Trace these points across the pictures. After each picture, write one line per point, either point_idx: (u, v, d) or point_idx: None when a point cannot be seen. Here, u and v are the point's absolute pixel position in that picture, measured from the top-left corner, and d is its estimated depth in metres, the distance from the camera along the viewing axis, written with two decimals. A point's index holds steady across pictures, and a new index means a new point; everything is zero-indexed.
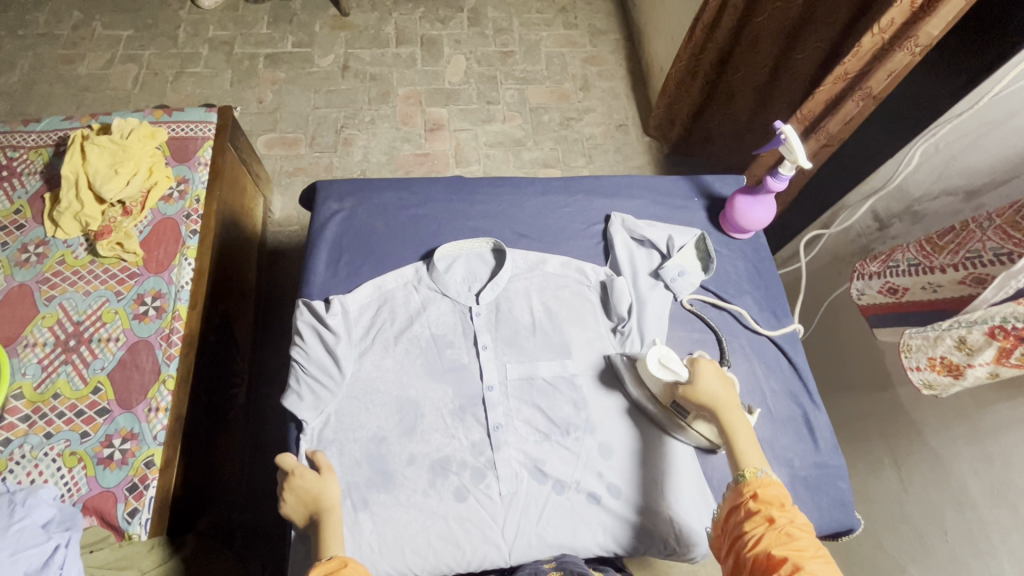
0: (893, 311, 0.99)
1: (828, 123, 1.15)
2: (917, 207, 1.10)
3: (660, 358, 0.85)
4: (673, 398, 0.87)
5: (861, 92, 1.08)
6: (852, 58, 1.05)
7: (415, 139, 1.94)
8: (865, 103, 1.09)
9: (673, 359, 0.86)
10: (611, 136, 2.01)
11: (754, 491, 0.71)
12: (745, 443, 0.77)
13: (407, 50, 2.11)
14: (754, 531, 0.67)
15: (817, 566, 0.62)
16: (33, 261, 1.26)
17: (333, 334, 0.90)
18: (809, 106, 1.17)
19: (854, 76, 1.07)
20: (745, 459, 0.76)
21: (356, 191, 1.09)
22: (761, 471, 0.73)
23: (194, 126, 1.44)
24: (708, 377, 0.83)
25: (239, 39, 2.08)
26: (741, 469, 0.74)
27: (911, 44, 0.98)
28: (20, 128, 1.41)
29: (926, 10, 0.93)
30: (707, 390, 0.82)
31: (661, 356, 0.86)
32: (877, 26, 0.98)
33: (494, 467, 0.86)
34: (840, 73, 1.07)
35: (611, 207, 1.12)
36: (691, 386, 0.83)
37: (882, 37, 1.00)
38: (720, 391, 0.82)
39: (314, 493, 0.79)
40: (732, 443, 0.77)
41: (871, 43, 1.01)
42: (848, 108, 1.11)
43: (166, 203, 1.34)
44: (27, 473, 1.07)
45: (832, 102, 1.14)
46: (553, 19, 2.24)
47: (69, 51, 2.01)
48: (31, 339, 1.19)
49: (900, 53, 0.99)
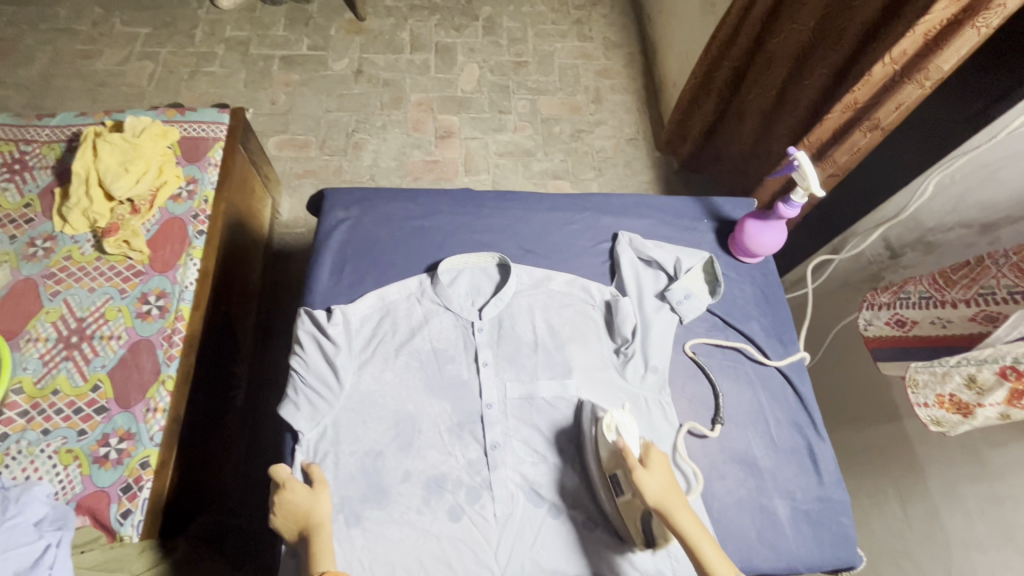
0: (898, 344, 0.98)
1: (836, 153, 1.13)
2: (929, 238, 1.08)
3: (617, 426, 0.81)
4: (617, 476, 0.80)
5: (868, 123, 1.06)
6: (862, 87, 1.03)
7: (425, 146, 1.95)
8: (872, 135, 1.07)
9: (630, 427, 0.82)
10: (621, 150, 2.01)
11: None
12: (709, 546, 0.70)
13: (421, 57, 2.12)
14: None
15: None
16: (40, 256, 1.27)
17: (333, 344, 0.89)
18: (816, 133, 1.15)
19: (864, 105, 1.06)
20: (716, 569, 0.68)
21: (363, 200, 1.08)
22: None
23: (206, 126, 1.44)
24: (659, 468, 0.76)
25: (255, 39, 2.10)
26: None
27: (920, 77, 0.96)
28: (34, 123, 1.42)
29: (937, 43, 0.92)
30: (658, 485, 0.74)
31: (619, 422, 0.82)
32: (888, 56, 0.97)
33: (490, 487, 0.85)
34: (849, 101, 1.06)
35: (618, 226, 1.11)
36: (644, 474, 0.75)
37: (893, 68, 0.99)
38: (671, 486, 0.75)
39: (304, 510, 0.77)
40: (697, 551, 0.69)
41: (882, 74, 1.00)
42: (855, 139, 1.10)
43: (174, 203, 1.34)
44: (23, 468, 1.07)
45: (840, 130, 1.12)
46: (568, 31, 2.24)
47: (88, 47, 2.03)
48: (34, 334, 1.19)
49: (910, 86, 0.98)
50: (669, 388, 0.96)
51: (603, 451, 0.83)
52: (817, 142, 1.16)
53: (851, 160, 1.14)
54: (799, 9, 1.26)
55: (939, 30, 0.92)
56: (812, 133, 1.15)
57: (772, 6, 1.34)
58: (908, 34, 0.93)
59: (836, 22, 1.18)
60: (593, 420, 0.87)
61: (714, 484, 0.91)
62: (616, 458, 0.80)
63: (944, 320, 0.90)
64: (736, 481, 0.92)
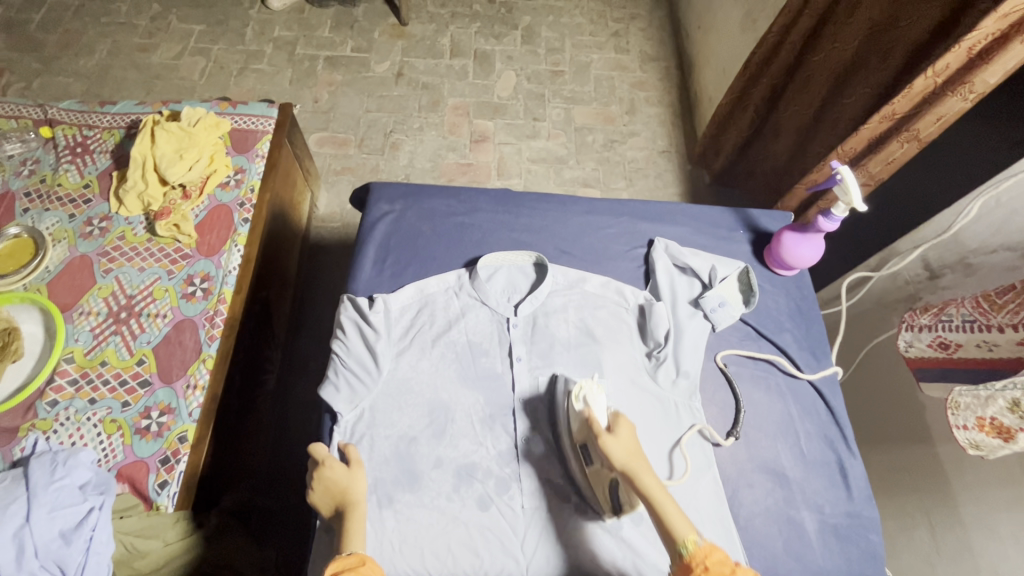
0: (940, 367, 0.99)
1: (870, 162, 1.15)
2: (971, 259, 1.06)
3: (585, 396, 0.83)
4: (587, 443, 0.82)
5: (905, 134, 1.07)
6: (902, 98, 1.04)
7: (460, 149, 1.99)
8: (909, 146, 1.09)
9: (598, 397, 0.84)
10: (653, 162, 2.02)
11: (701, 564, 0.65)
12: (670, 507, 0.71)
13: (460, 62, 2.17)
14: None
15: None
16: (96, 235, 1.33)
17: (374, 330, 0.93)
18: (851, 141, 1.16)
19: (902, 117, 1.07)
20: (677, 528, 0.69)
21: (407, 195, 1.12)
22: (700, 541, 0.68)
23: (255, 119, 1.51)
24: (625, 434, 0.78)
25: (302, 40, 2.18)
26: (679, 540, 0.68)
27: (964, 90, 0.97)
28: (97, 109, 1.50)
29: (982, 58, 0.93)
30: (625, 449, 0.76)
31: (587, 392, 0.84)
32: (931, 68, 0.97)
33: (518, 479, 0.87)
34: (888, 112, 1.07)
35: (655, 232, 1.13)
36: (609, 440, 0.77)
37: (935, 81, 0.99)
38: (636, 451, 0.77)
39: (341, 486, 0.80)
40: (660, 512, 0.71)
41: (923, 86, 1.01)
42: (891, 149, 1.11)
43: (222, 190, 1.40)
44: (69, 435, 1.11)
45: (876, 140, 1.14)
46: (606, 43, 2.27)
47: (146, 41, 2.13)
48: (86, 308, 1.25)
49: (952, 98, 0.99)
50: (700, 394, 0.98)
51: (573, 422, 0.84)
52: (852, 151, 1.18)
53: (884, 170, 1.15)
54: (842, 29, 1.26)
55: (985, 45, 0.92)
56: (847, 141, 1.17)
57: (815, 24, 1.35)
58: (954, 48, 0.94)
59: (880, 42, 1.17)
60: (564, 393, 0.89)
61: (741, 493, 0.91)
62: (585, 426, 0.81)
63: (989, 343, 0.90)
64: (764, 491, 0.92)
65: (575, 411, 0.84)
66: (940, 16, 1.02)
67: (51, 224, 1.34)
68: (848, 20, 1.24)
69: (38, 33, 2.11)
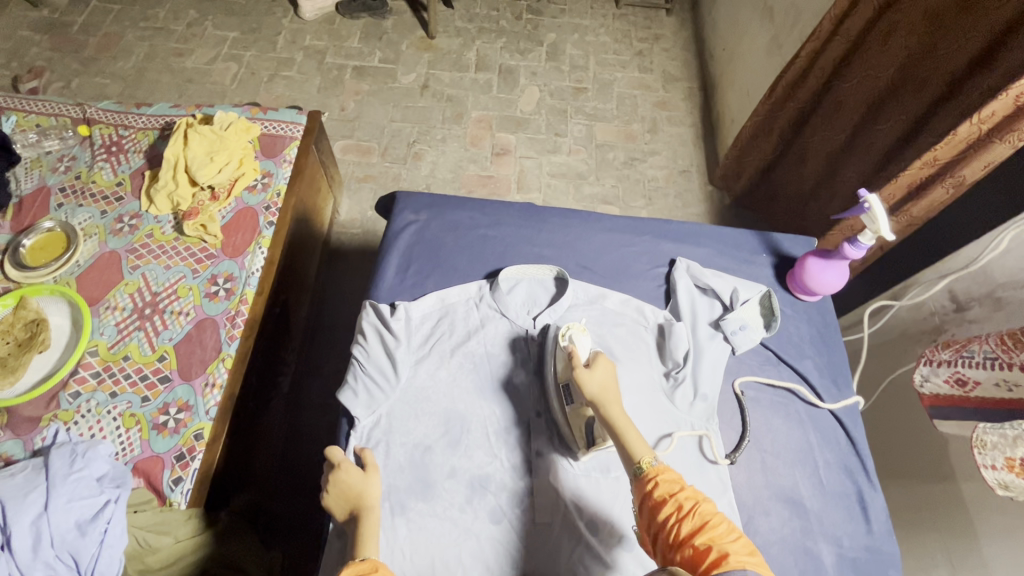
0: (955, 403, 1.00)
1: (911, 208, 1.17)
2: (999, 293, 1.02)
3: (571, 335, 0.91)
4: (568, 380, 0.89)
5: (950, 179, 1.09)
6: (945, 144, 1.07)
7: (481, 161, 2.01)
8: (954, 192, 1.11)
9: (583, 339, 0.91)
10: (673, 181, 2.02)
11: (655, 480, 0.72)
12: (633, 435, 0.78)
13: (485, 76, 2.20)
14: (667, 522, 0.67)
15: (736, 546, 0.64)
16: (126, 232, 1.37)
17: (394, 337, 0.94)
18: (892, 185, 1.18)
19: (945, 163, 1.09)
20: (637, 452, 0.76)
21: (432, 205, 1.13)
22: (655, 463, 0.74)
23: (285, 125, 1.54)
24: (602, 369, 0.84)
25: (332, 49, 2.23)
26: (637, 461, 0.75)
27: (1012, 137, 0.99)
28: (133, 110, 1.55)
29: None
30: (599, 381, 0.83)
31: (573, 333, 0.92)
32: (976, 115, 1.00)
33: (531, 494, 0.87)
34: (930, 158, 1.09)
35: (677, 252, 1.13)
36: (585, 372, 0.84)
37: (980, 127, 1.01)
38: (611, 385, 0.84)
39: (356, 491, 0.80)
40: (622, 436, 0.78)
41: (968, 132, 1.03)
42: (935, 195, 1.13)
43: (249, 193, 1.43)
44: (89, 426, 1.13)
45: (917, 186, 1.16)
46: (629, 62, 2.29)
47: (181, 46, 2.19)
48: (112, 303, 1.27)
49: (999, 145, 1.00)
50: (717, 417, 0.97)
51: (559, 363, 0.91)
52: (891, 196, 1.20)
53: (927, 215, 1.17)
54: (876, 56, 1.27)
55: None
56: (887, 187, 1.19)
57: (845, 51, 1.36)
58: (1000, 96, 0.97)
59: (917, 71, 1.17)
60: (552, 337, 0.96)
61: (756, 521, 0.90)
62: (567, 362, 0.88)
63: (1010, 383, 0.89)
64: (780, 520, 0.90)
65: (561, 350, 0.91)
66: (981, 48, 1.02)
67: (84, 220, 1.38)
68: (882, 48, 1.24)
69: (80, 35, 2.18)
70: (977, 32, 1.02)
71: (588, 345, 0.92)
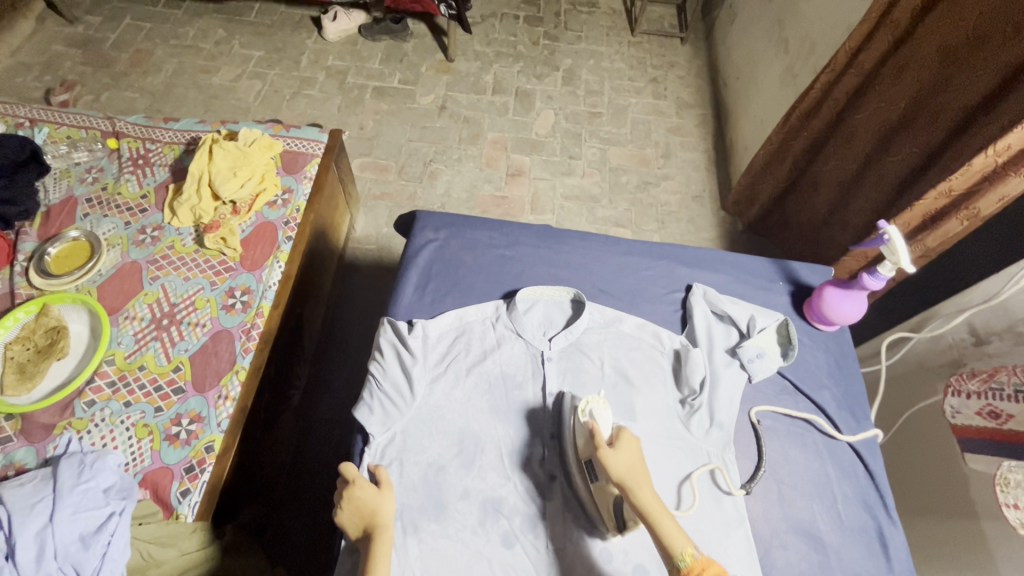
0: (978, 434, 1.03)
1: (926, 239, 1.17)
2: (1021, 327, 1.01)
3: (591, 410, 0.86)
4: (589, 458, 0.83)
5: (965, 212, 1.09)
6: (960, 175, 1.07)
7: (495, 181, 2.04)
8: (969, 224, 1.10)
9: (604, 413, 0.86)
10: (686, 206, 2.03)
11: None
12: (669, 523, 0.72)
13: (501, 99, 2.25)
14: None
15: None
16: (148, 243, 1.39)
17: (411, 354, 0.94)
18: (906, 215, 1.18)
19: (960, 194, 1.09)
20: (675, 544, 0.70)
21: (451, 224, 1.15)
22: (697, 554, 0.68)
23: (307, 143, 1.58)
24: (625, 448, 0.79)
25: (353, 70, 2.29)
26: (677, 556, 0.69)
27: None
28: (161, 125, 1.59)
29: None
30: (627, 462, 0.77)
31: (593, 408, 0.86)
32: (992, 147, 1.00)
33: (543, 518, 0.86)
34: (945, 188, 1.09)
35: (693, 278, 1.13)
36: (609, 452, 0.78)
37: (995, 160, 1.02)
38: (638, 465, 0.77)
39: (371, 507, 0.80)
40: (656, 528, 0.71)
41: (983, 164, 1.03)
42: (950, 227, 1.13)
43: (270, 209, 1.46)
44: (102, 436, 1.13)
45: (932, 217, 1.15)
46: (643, 88, 2.33)
47: (208, 63, 2.26)
48: (131, 313, 1.29)
49: (1015, 177, 1.01)
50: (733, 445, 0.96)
51: (578, 437, 0.85)
52: (906, 224, 1.19)
53: (942, 245, 1.16)
54: (889, 89, 1.28)
55: None
56: (902, 214, 1.18)
57: (860, 82, 1.37)
58: (1015, 129, 0.98)
59: (927, 106, 1.18)
60: (570, 408, 0.91)
61: (773, 556, 0.88)
62: (588, 439, 0.83)
63: None
64: (798, 554, 0.88)
65: (580, 423, 0.86)
66: (992, 85, 1.03)
67: (107, 230, 1.41)
68: (896, 81, 1.25)
69: (112, 51, 2.26)
70: (990, 69, 1.03)
71: (611, 420, 0.87)
